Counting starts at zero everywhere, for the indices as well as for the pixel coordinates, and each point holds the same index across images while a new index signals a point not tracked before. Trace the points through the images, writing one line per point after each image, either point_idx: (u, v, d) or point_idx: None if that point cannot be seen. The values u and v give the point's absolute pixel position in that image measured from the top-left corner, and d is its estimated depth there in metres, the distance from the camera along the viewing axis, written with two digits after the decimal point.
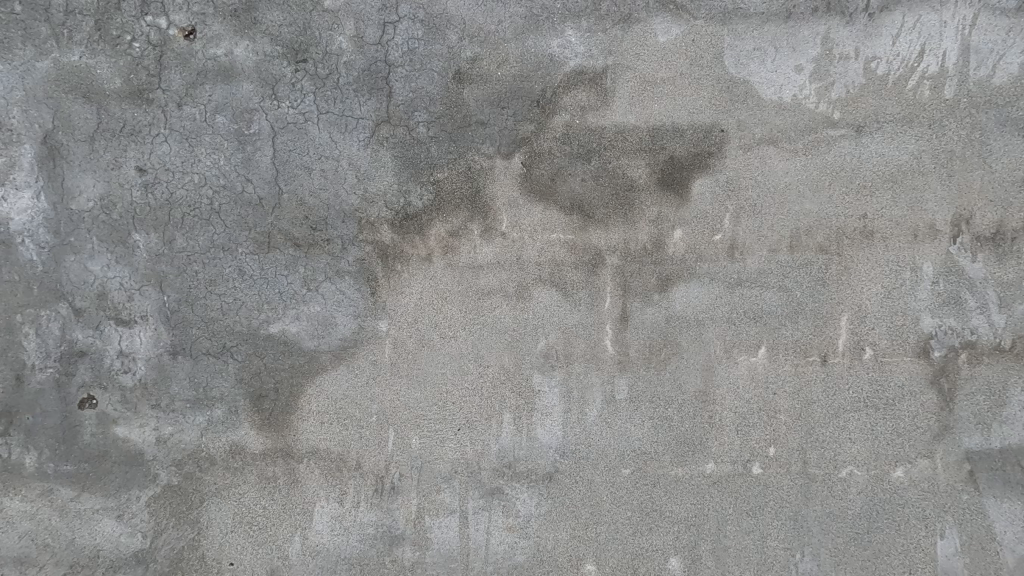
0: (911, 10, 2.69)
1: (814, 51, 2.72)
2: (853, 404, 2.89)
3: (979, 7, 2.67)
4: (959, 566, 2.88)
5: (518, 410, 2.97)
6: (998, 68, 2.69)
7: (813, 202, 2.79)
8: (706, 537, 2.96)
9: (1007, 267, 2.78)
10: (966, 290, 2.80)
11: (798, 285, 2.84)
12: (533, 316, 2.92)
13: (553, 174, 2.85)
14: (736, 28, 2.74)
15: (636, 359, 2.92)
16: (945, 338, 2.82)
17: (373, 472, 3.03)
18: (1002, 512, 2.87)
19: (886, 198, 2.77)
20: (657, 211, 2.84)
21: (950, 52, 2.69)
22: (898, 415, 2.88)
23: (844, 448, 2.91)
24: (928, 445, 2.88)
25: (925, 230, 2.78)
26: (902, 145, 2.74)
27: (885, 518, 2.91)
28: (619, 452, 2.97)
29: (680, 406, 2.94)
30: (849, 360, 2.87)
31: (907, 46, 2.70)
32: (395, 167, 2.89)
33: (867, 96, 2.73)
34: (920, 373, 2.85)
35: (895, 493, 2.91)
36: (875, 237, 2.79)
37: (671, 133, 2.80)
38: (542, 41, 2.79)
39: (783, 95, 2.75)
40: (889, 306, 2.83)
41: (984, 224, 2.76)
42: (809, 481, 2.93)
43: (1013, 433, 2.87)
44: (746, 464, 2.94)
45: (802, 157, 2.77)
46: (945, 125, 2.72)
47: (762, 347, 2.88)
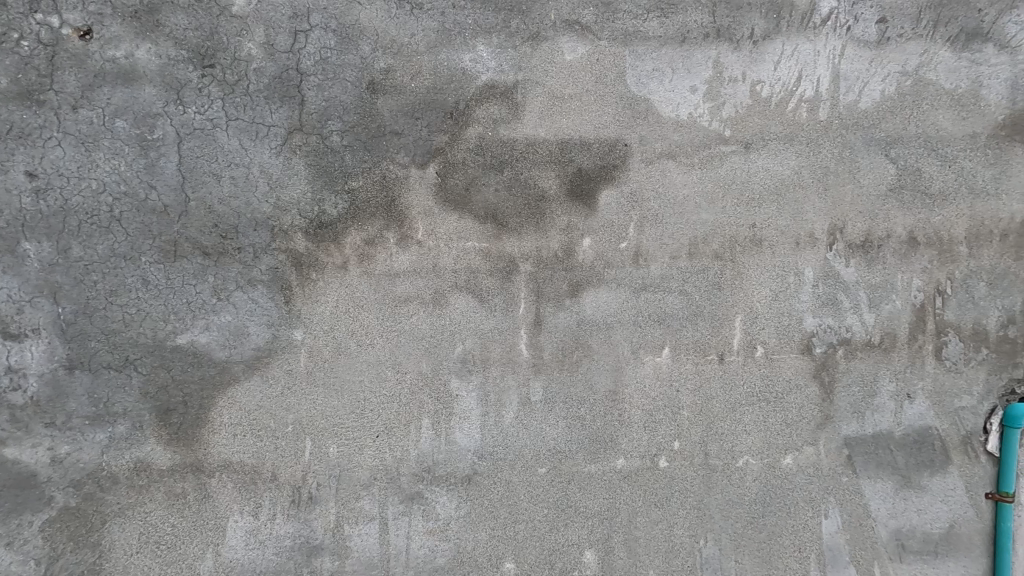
0: (791, 39, 2.96)
1: (706, 73, 2.95)
2: (747, 398, 3.13)
3: (847, 39, 2.98)
4: (840, 541, 3.20)
5: (437, 414, 3.03)
6: (864, 94, 3.01)
7: (709, 212, 3.02)
8: (618, 529, 3.13)
9: (874, 271, 3.10)
10: (842, 292, 3.10)
11: (696, 289, 3.05)
12: (450, 323, 2.99)
13: (467, 184, 2.93)
14: (637, 49, 2.92)
15: (549, 362, 3.05)
16: (825, 336, 3.12)
17: (290, 483, 2.99)
18: (875, 491, 3.21)
19: (772, 210, 3.03)
20: (567, 220, 2.98)
21: (823, 78, 2.99)
22: (786, 407, 3.15)
23: (740, 439, 3.15)
24: (812, 433, 3.17)
25: (806, 238, 3.06)
26: (785, 161, 3.01)
27: (776, 502, 3.18)
28: (536, 451, 3.08)
29: (592, 405, 3.09)
30: (743, 358, 3.11)
31: (786, 71, 2.97)
32: (309, 176, 2.88)
33: (753, 116, 2.98)
34: (804, 368, 3.13)
35: (785, 479, 3.18)
36: (763, 245, 3.05)
37: (578, 147, 2.95)
38: (454, 55, 2.87)
39: (680, 112, 2.96)
40: (777, 307, 3.09)
41: (855, 232, 3.07)
42: (710, 471, 3.15)
43: (884, 420, 3.20)
44: (654, 458, 3.13)
45: (698, 171, 2.99)
46: (820, 144, 3.01)
47: (665, 347, 3.07)
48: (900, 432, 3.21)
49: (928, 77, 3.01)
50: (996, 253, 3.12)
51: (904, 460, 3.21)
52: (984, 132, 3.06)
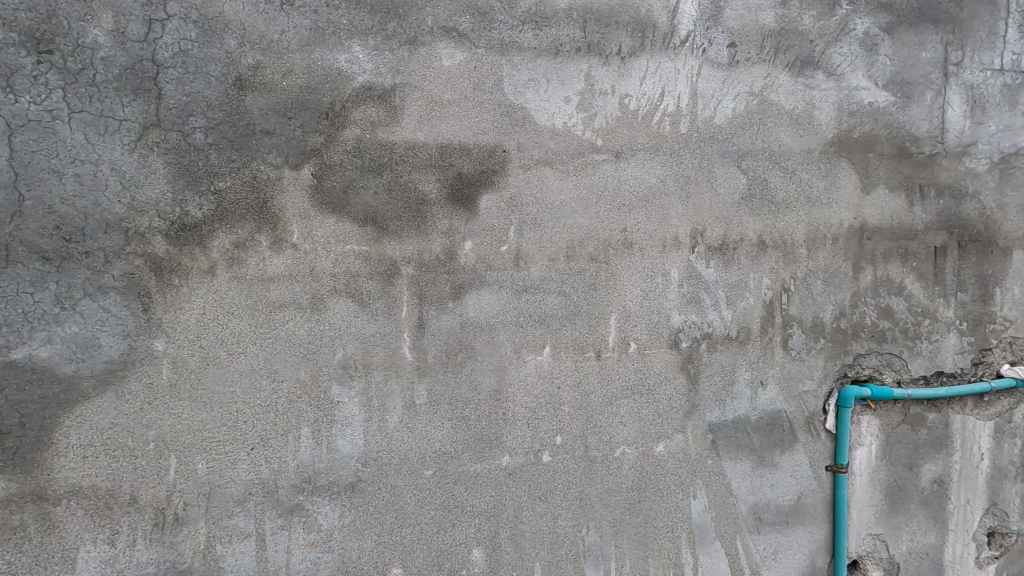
0: (654, 57, 3.20)
1: (578, 85, 3.12)
2: (622, 392, 3.33)
3: (703, 60, 3.26)
4: (706, 518, 3.51)
5: (317, 423, 2.95)
6: (718, 111, 3.31)
7: (584, 216, 3.18)
8: (504, 525, 3.21)
9: (731, 271, 3.42)
10: (703, 290, 3.39)
11: (574, 290, 3.21)
12: (329, 328, 2.92)
13: (345, 186, 2.88)
14: (513, 59, 3.02)
15: (433, 364, 3.07)
16: (690, 331, 3.40)
17: (152, 505, 2.77)
18: (736, 471, 3.54)
19: (641, 216, 3.26)
20: (448, 223, 3.02)
21: (682, 94, 3.25)
22: (657, 398, 3.39)
23: (617, 431, 3.35)
24: (680, 421, 3.44)
25: (672, 241, 3.32)
26: (652, 170, 3.24)
27: (651, 488, 3.42)
28: (421, 454, 3.09)
29: (476, 405, 3.15)
30: (618, 354, 3.31)
31: (651, 86, 3.21)
32: (168, 175, 2.71)
33: (622, 127, 3.19)
34: (672, 361, 3.39)
35: (657, 466, 3.42)
36: (634, 248, 3.27)
37: (458, 152, 3.00)
38: (329, 55, 2.82)
39: (555, 121, 3.11)
40: (647, 306, 3.32)
41: (713, 236, 3.37)
42: (590, 462, 3.32)
43: (742, 406, 3.53)
44: (537, 454, 3.25)
45: (572, 178, 3.15)
46: (682, 155, 3.28)
47: (546, 346, 3.20)
48: (756, 416, 3.57)
49: (771, 97, 3.38)
50: (830, 255, 3.55)
51: (760, 441, 3.57)
52: (817, 148, 3.48)
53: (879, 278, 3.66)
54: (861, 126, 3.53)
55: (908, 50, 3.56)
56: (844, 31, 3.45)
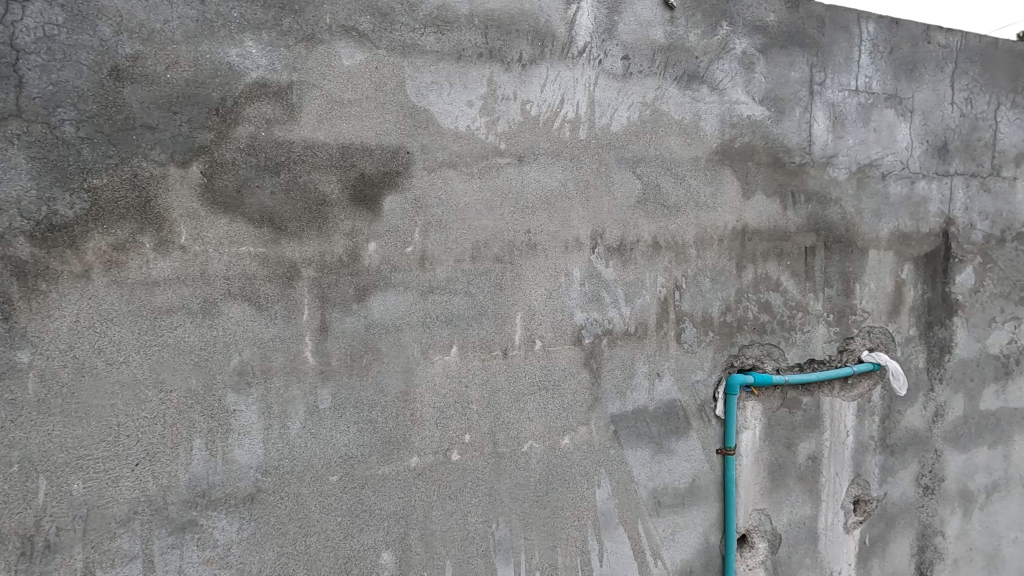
0: (553, 66, 3.34)
1: (481, 90, 3.19)
2: (529, 388, 3.44)
3: (599, 71, 3.44)
4: (610, 505, 3.71)
5: (211, 433, 2.81)
6: (614, 119, 3.51)
7: (489, 218, 3.26)
8: (414, 526, 3.22)
9: (628, 270, 3.63)
10: (603, 289, 3.57)
11: (480, 290, 3.28)
12: (223, 333, 2.79)
13: (239, 185, 2.77)
14: (415, 62, 3.04)
15: (338, 368, 3.02)
16: (592, 328, 3.57)
17: (18, 533, 2.52)
18: (636, 458, 3.76)
19: (543, 217, 3.38)
20: (351, 224, 2.98)
21: (581, 103, 3.41)
22: (562, 393, 3.53)
23: (524, 426, 3.45)
24: (584, 414, 3.60)
25: (573, 242, 3.47)
26: (553, 174, 3.38)
27: (557, 480, 3.55)
28: (326, 460, 3.02)
29: (383, 407, 3.13)
30: (524, 352, 3.41)
31: (551, 94, 3.34)
32: (33, 171, 2.48)
33: (524, 132, 3.30)
34: (575, 357, 3.54)
35: (564, 458, 3.56)
36: (537, 249, 3.39)
37: (360, 152, 2.97)
38: (218, 49, 2.70)
39: (459, 125, 3.16)
40: (551, 304, 3.45)
41: (612, 237, 3.57)
42: (499, 458, 3.40)
43: (641, 397, 3.76)
44: (446, 453, 3.28)
45: (476, 180, 3.21)
46: (581, 160, 3.44)
47: (453, 346, 3.25)
48: (653, 406, 3.81)
49: (662, 108, 3.62)
50: (716, 255, 3.87)
51: (657, 429, 3.82)
52: (704, 156, 3.77)
53: (759, 275, 4.03)
54: (741, 137, 3.87)
55: (780, 69, 3.94)
56: (725, 50, 3.77)
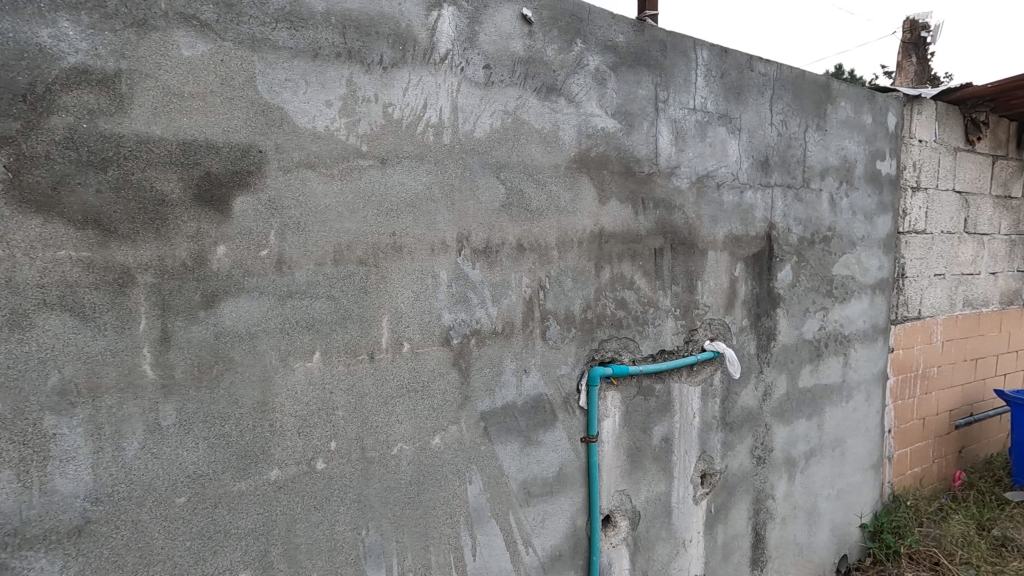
0: (415, 70, 3.37)
1: (340, 90, 3.14)
2: (397, 391, 3.44)
3: (461, 78, 3.53)
4: (482, 500, 3.82)
5: (23, 463, 2.47)
6: (477, 125, 3.62)
7: (351, 221, 3.22)
8: (276, 542, 3.08)
9: (494, 271, 3.77)
10: (470, 290, 3.68)
11: (343, 293, 3.22)
12: (37, 348, 2.47)
13: (55, 182, 2.48)
14: (267, 57, 2.92)
15: (183, 380, 2.80)
16: (460, 328, 3.66)
17: None
18: (506, 452, 3.92)
19: (409, 220, 3.41)
20: (196, 226, 2.79)
21: (444, 108, 3.48)
22: (431, 394, 3.58)
23: (393, 429, 3.45)
24: (454, 413, 3.67)
25: (439, 245, 3.53)
26: (417, 177, 3.41)
27: (429, 480, 3.59)
28: (171, 481, 2.79)
29: (238, 420, 2.96)
30: (391, 355, 3.41)
31: (414, 98, 3.37)
32: None
33: (387, 135, 3.30)
34: (444, 357, 3.61)
35: (434, 457, 3.61)
36: (403, 251, 3.40)
37: (205, 150, 2.79)
38: (24, 27, 2.40)
39: (317, 125, 3.08)
40: (418, 307, 3.49)
41: (477, 240, 3.68)
42: (368, 464, 3.36)
43: (509, 393, 3.92)
44: (310, 462, 3.18)
45: (337, 182, 3.16)
46: (446, 165, 3.51)
47: (316, 351, 3.16)
48: (522, 401, 3.99)
49: (523, 117, 3.80)
50: (576, 256, 4.14)
51: (526, 423, 4.01)
52: (563, 164, 4.02)
53: (615, 275, 4.38)
54: (596, 147, 4.18)
55: (629, 86, 4.32)
56: (580, 65, 4.05)
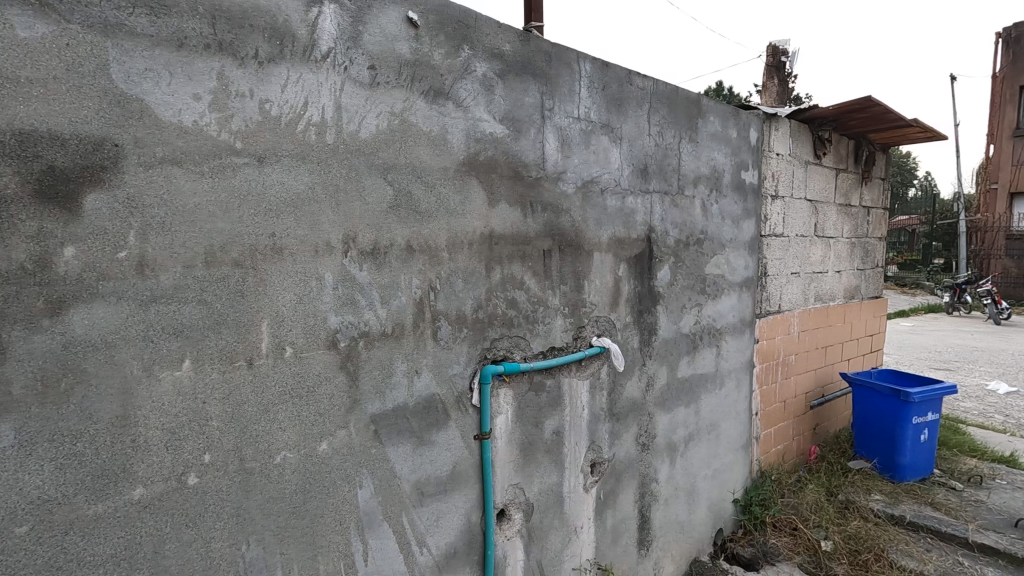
0: (295, 67, 3.28)
1: (210, 83, 2.98)
2: (279, 397, 3.32)
3: (345, 77, 3.49)
4: (373, 504, 3.79)
5: None
6: (363, 126, 3.59)
7: (225, 221, 3.06)
8: (140, 566, 2.86)
9: (382, 273, 3.75)
10: (358, 292, 3.63)
11: (217, 297, 3.06)
12: None
13: None
14: (122, 44, 2.71)
15: (23, 397, 2.53)
16: (348, 330, 3.61)
17: None
18: (398, 454, 3.92)
19: (289, 221, 3.30)
20: (36, 225, 2.53)
21: (326, 107, 3.41)
22: (317, 399, 3.49)
23: (275, 437, 3.32)
24: (342, 417, 3.61)
25: (323, 246, 3.46)
26: (299, 177, 3.32)
27: (316, 487, 3.50)
28: (9, 509, 2.50)
29: (92, 437, 2.72)
30: (273, 360, 3.28)
31: (293, 95, 3.28)
32: None
33: (264, 132, 3.18)
34: (330, 361, 3.54)
35: (321, 464, 3.52)
36: (283, 253, 3.29)
37: (48, 142, 2.54)
38: None
39: (183, 119, 2.90)
40: (301, 310, 3.39)
41: (364, 241, 3.65)
42: (247, 475, 3.22)
43: (400, 394, 3.92)
44: (180, 478, 2.98)
45: (208, 180, 3.00)
46: (329, 164, 3.45)
47: (186, 359, 2.97)
48: (413, 402, 4.00)
49: (411, 119, 3.82)
50: (466, 257, 4.23)
51: (418, 423, 4.02)
52: (451, 167, 4.09)
53: (505, 275, 4.52)
54: (485, 151, 4.29)
55: (516, 94, 4.49)
56: (467, 71, 4.14)
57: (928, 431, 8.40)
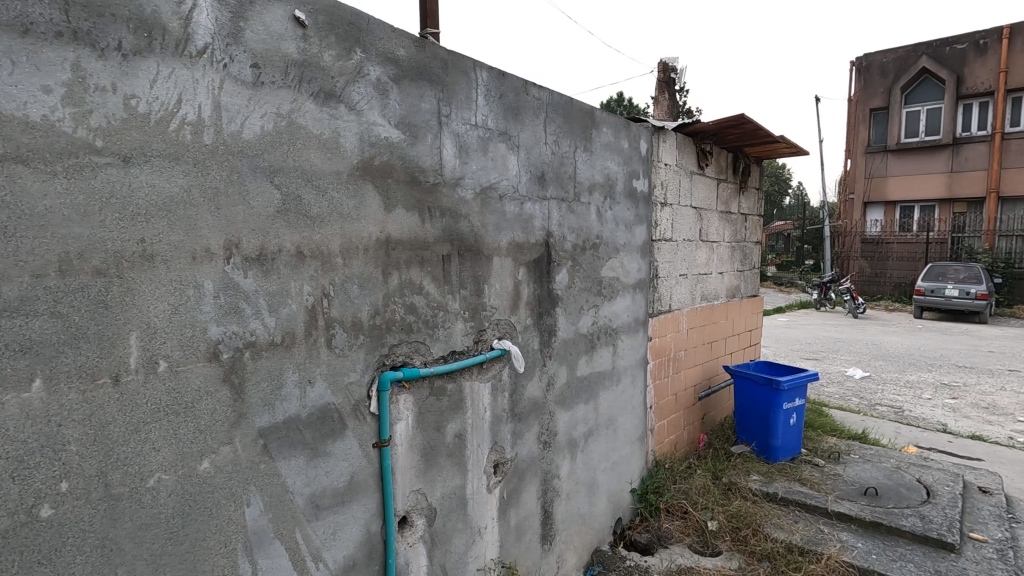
0: (166, 62, 3.07)
1: (63, 75, 2.73)
2: (151, 416, 3.09)
3: (224, 75, 3.32)
4: (263, 522, 3.62)
5: None
6: (246, 127, 3.43)
7: (83, 225, 2.81)
8: None
9: (270, 280, 3.60)
10: (242, 300, 3.46)
11: (74, 309, 2.80)
12: None
13: None
14: None
15: None
16: (231, 341, 3.42)
17: None
18: (290, 467, 3.77)
19: (161, 225, 3.08)
20: None
21: (204, 105, 3.23)
22: (198, 415, 3.28)
23: (148, 459, 3.08)
24: (226, 433, 3.42)
25: (202, 253, 3.26)
26: (173, 179, 3.11)
27: (197, 509, 3.29)
28: None
29: None
30: (143, 376, 3.04)
31: (164, 92, 3.07)
32: None
33: (129, 130, 2.95)
34: (212, 375, 3.34)
35: (203, 484, 3.31)
36: (155, 260, 3.06)
37: None
38: None
39: (30, 113, 2.63)
40: (177, 321, 3.17)
41: (249, 247, 3.48)
42: (115, 502, 2.96)
43: (292, 405, 3.78)
44: (31, 510, 2.69)
45: (62, 181, 2.74)
46: (208, 166, 3.26)
47: (36, 378, 2.69)
48: (306, 413, 3.87)
49: (299, 121, 3.71)
50: (362, 263, 4.16)
51: (312, 435, 3.90)
52: (344, 171, 4.01)
53: (403, 281, 4.49)
54: (380, 156, 4.25)
55: (411, 99, 4.49)
56: (359, 74, 4.09)
57: (796, 415, 9.40)
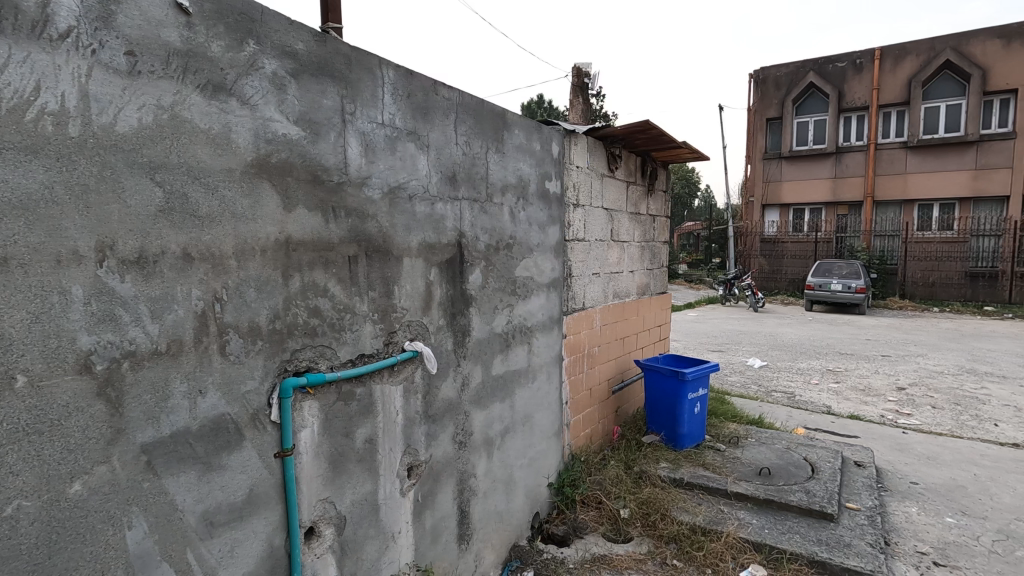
0: (19, 45, 2.79)
1: None
2: (8, 437, 2.79)
3: (93, 62, 3.06)
4: (148, 545, 3.36)
5: None
6: (120, 119, 3.18)
7: None
8: None
9: (152, 285, 3.35)
10: (119, 307, 3.20)
11: None
12: None
13: None
14: None
15: None
16: (105, 351, 3.16)
17: None
18: (180, 484, 3.53)
19: (17, 226, 2.80)
20: None
21: (68, 94, 2.95)
22: (66, 433, 3.00)
23: (4, 484, 2.79)
24: (102, 451, 3.15)
25: (68, 256, 2.98)
26: (30, 174, 2.83)
27: (67, 536, 3.02)
28: None
29: None
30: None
31: (18, 78, 2.78)
32: None
33: None
34: (83, 388, 3.06)
35: (74, 509, 3.03)
36: (9, 264, 2.78)
37: None
38: None
39: None
40: (38, 330, 2.89)
41: (126, 249, 3.22)
42: None
43: (181, 418, 3.54)
44: None
45: None
46: (74, 161, 2.99)
47: None
48: (197, 425, 3.63)
49: (184, 115, 3.48)
50: (259, 265, 3.96)
51: (204, 448, 3.67)
52: (237, 168, 3.80)
53: (306, 283, 4.33)
54: (277, 153, 4.07)
55: (312, 95, 4.34)
56: (253, 67, 3.89)
57: (699, 404, 10.03)
